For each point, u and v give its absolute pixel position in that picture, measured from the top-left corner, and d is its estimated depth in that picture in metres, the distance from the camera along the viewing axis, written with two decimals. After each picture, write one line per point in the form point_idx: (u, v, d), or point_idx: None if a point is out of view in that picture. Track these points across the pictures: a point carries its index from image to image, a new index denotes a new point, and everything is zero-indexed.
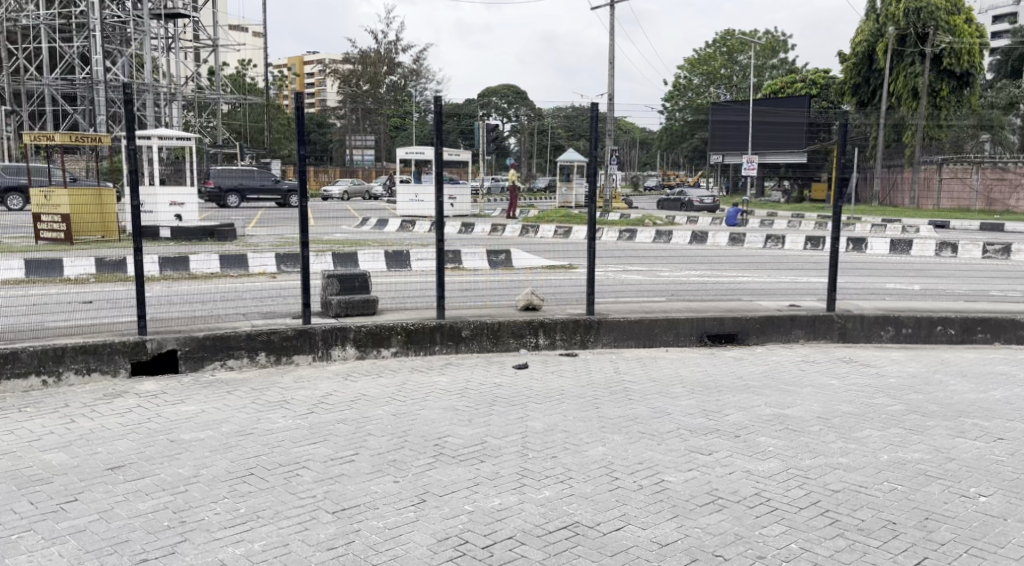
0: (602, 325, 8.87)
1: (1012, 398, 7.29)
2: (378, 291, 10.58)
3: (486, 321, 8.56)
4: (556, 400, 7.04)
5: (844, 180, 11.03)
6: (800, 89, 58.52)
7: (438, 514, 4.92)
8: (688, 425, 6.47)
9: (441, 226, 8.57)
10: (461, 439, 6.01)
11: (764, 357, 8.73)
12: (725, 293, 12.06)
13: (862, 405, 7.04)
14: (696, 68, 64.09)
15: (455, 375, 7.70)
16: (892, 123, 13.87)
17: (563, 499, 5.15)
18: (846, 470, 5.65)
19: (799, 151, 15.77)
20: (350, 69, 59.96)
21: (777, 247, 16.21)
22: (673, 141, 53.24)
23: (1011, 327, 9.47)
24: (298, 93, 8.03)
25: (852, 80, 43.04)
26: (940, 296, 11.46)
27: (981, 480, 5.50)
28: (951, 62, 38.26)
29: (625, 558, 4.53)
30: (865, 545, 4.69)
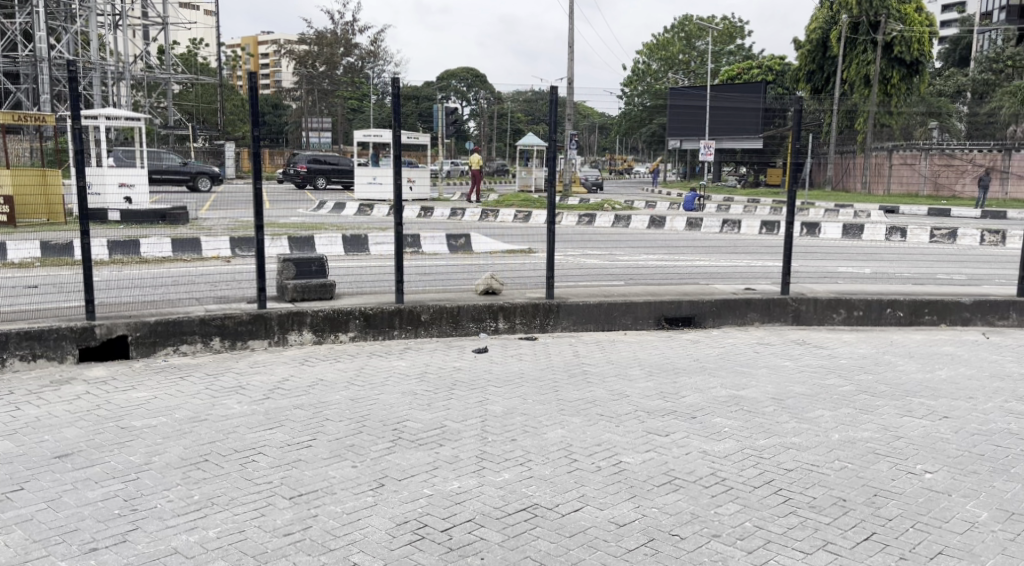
0: (561, 309, 8.94)
1: (957, 378, 7.51)
2: (335, 275, 10.53)
3: (446, 305, 8.57)
4: (515, 383, 7.09)
5: (798, 165, 11.17)
6: (757, 75, 58.98)
7: (396, 498, 4.95)
8: (645, 406, 6.57)
9: (400, 210, 8.51)
10: (420, 423, 6.04)
11: (719, 340, 8.86)
12: (681, 277, 12.20)
13: (815, 386, 7.19)
14: (654, 53, 64.40)
15: (414, 359, 7.72)
16: (845, 110, 14.04)
17: (522, 481, 5.21)
18: (799, 449, 5.79)
19: (755, 137, 15.96)
20: (306, 49, 59.12)
21: (734, 231, 16.58)
22: (631, 126, 53.47)
23: (957, 308, 9.73)
24: (252, 72, 7.91)
25: (807, 67, 43.69)
26: (890, 279, 11.72)
27: (927, 457, 5.67)
28: (902, 51, 38.76)
29: (582, 538, 4.60)
30: (816, 521, 4.82)
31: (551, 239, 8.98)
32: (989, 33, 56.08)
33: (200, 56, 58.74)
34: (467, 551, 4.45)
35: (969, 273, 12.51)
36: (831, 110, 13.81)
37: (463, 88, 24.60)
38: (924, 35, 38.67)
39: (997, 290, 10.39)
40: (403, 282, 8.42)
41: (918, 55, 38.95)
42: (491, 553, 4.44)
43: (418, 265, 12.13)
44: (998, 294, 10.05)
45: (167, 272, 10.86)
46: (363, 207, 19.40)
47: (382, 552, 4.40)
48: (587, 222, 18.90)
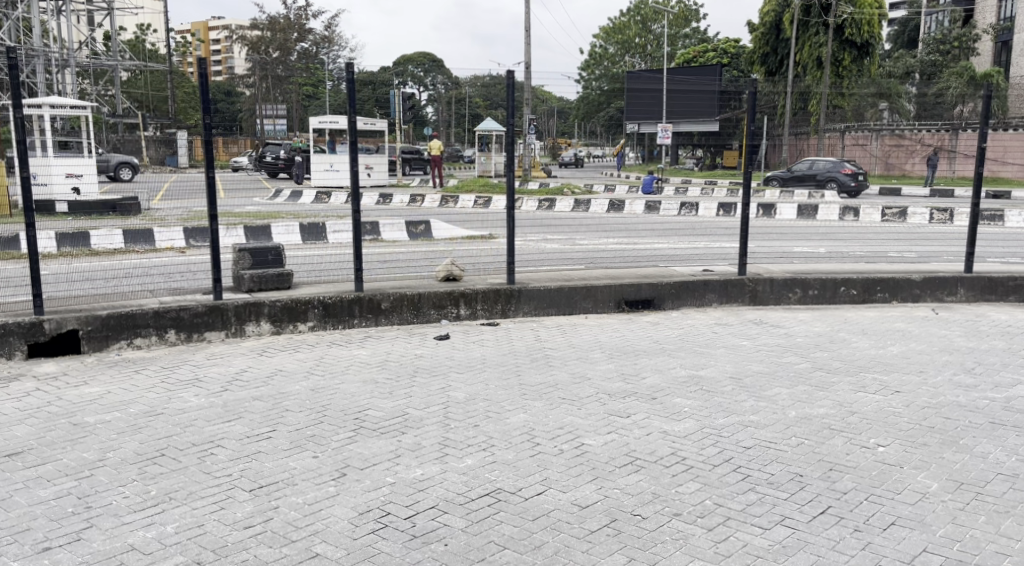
0: (522, 294, 8.97)
1: (908, 353, 7.69)
2: (293, 265, 10.44)
3: (407, 292, 8.56)
4: (477, 368, 7.13)
5: (753, 146, 11.29)
6: (711, 58, 59.42)
7: (359, 488, 4.95)
8: (606, 388, 6.64)
9: (358, 199, 8.44)
10: (382, 412, 6.04)
11: (679, 321, 8.96)
12: (640, 260, 12.28)
13: (771, 364, 7.32)
14: (611, 37, 64.40)
15: (376, 347, 7.70)
16: (799, 92, 14.25)
17: (485, 467, 5.24)
18: (757, 427, 5.89)
19: (710, 120, 16.11)
20: (259, 35, 58.11)
21: (691, 213, 16.47)
22: (589, 111, 53.51)
23: (907, 286, 9.94)
24: (202, 58, 7.80)
25: (761, 50, 44.12)
26: (844, 259, 11.93)
27: (880, 431, 5.80)
28: (852, 33, 39.44)
29: (546, 521, 4.64)
30: (774, 497, 4.91)
31: (511, 224, 8.97)
32: (935, 15, 56.94)
33: (148, 42, 57.37)
34: (430, 538, 4.47)
35: (921, 250, 12.77)
36: (785, 92, 14.02)
37: (421, 73, 24.47)
38: (874, 17, 39.25)
39: (945, 266, 10.65)
40: (361, 270, 8.38)
41: (868, 37, 39.49)
42: (455, 539, 4.47)
43: (376, 252, 12.10)
44: (947, 271, 10.30)
45: (119, 263, 10.63)
46: (321, 196, 19.15)
47: (345, 542, 4.40)
48: (547, 207, 18.87)
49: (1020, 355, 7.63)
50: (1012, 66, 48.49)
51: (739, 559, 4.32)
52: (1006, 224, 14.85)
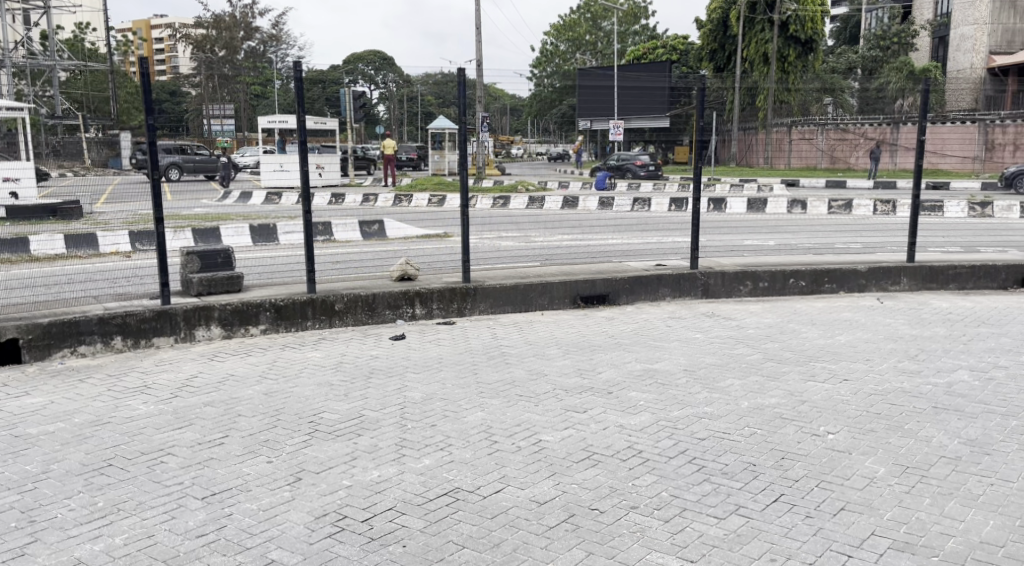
0: (478, 292, 8.98)
1: (855, 342, 7.85)
2: (245, 267, 10.31)
3: (361, 293, 8.51)
4: (434, 368, 7.12)
5: (702, 142, 11.38)
6: (660, 55, 59.98)
7: (314, 492, 4.92)
8: (563, 384, 6.68)
9: (310, 199, 8.37)
10: (337, 414, 6.00)
11: (634, 316, 9.04)
12: (594, 256, 12.34)
13: (724, 356, 7.43)
14: (562, 34, 64.68)
15: (330, 350, 7.65)
16: (747, 87, 14.43)
17: (443, 466, 5.24)
18: (710, 418, 5.96)
19: (660, 115, 16.25)
20: (203, 33, 57.06)
21: (643, 209, 16.67)
22: (541, 109, 53.63)
23: (853, 276, 10.14)
24: (144, 57, 7.65)
25: (709, 47, 44.67)
26: (792, 251, 12.13)
27: (830, 419, 5.92)
28: (796, 29, 40.00)
29: (504, 519, 4.66)
30: (729, 487, 4.99)
31: (464, 222, 8.95)
32: (875, 13, 58.33)
33: (87, 42, 55.93)
34: (389, 540, 4.46)
35: (865, 241, 13.08)
36: (733, 88, 14.22)
37: (371, 72, 24.33)
38: (817, 14, 39.98)
39: (889, 257, 10.88)
40: (314, 272, 8.31)
41: (812, 34, 40.33)
42: (413, 540, 4.47)
43: (330, 253, 12.01)
44: (891, 261, 10.54)
45: (64, 268, 10.40)
46: (271, 196, 18.86)
47: (301, 547, 4.38)
48: (502, 205, 18.91)
49: (960, 341, 7.84)
50: (949, 61, 49.87)
51: (695, 550, 4.38)
52: (947, 215, 15.23)
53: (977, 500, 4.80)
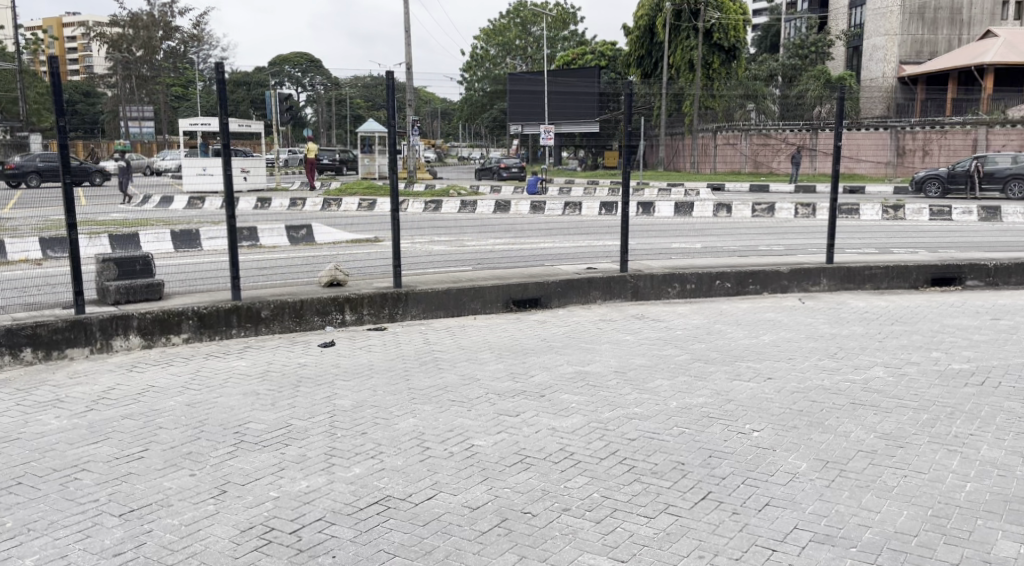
0: (409, 298, 8.91)
1: (779, 341, 8.04)
2: (167, 273, 10.02)
3: (288, 299, 8.37)
4: (365, 375, 7.03)
5: (631, 147, 11.49)
6: (589, 60, 60.70)
7: (240, 504, 4.82)
8: (496, 388, 6.68)
9: (233, 204, 8.18)
10: (264, 424, 5.89)
11: (566, 319, 9.09)
12: (525, 260, 12.34)
13: (653, 357, 7.51)
14: (491, 38, 64.71)
15: (256, 358, 7.50)
16: (673, 93, 14.62)
17: (374, 475, 5.18)
18: (641, 419, 6.03)
19: (590, 120, 16.35)
20: (119, 32, 55.12)
21: (575, 213, 16.44)
22: (472, 113, 53.53)
23: (776, 277, 10.38)
24: (54, 57, 7.40)
25: (636, 53, 45.25)
26: (717, 254, 12.34)
27: (754, 417, 6.04)
28: (719, 37, 40.92)
29: (436, 526, 4.63)
30: (658, 486, 5.05)
31: (395, 227, 8.86)
32: (794, 22, 59.99)
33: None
34: (318, 551, 4.39)
35: (787, 245, 13.41)
36: (660, 94, 14.41)
37: (298, 74, 23.94)
38: (740, 23, 40.95)
39: (810, 258, 11.19)
40: (238, 278, 8.15)
41: (735, 42, 41.36)
42: (343, 550, 4.41)
43: (257, 259, 11.77)
44: (811, 262, 10.81)
45: None
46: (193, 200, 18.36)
47: (226, 561, 4.28)
48: (433, 209, 18.79)
49: (877, 339, 8.09)
50: (864, 70, 51.57)
51: (626, 549, 4.41)
52: (863, 218, 15.78)
53: (892, 492, 4.95)
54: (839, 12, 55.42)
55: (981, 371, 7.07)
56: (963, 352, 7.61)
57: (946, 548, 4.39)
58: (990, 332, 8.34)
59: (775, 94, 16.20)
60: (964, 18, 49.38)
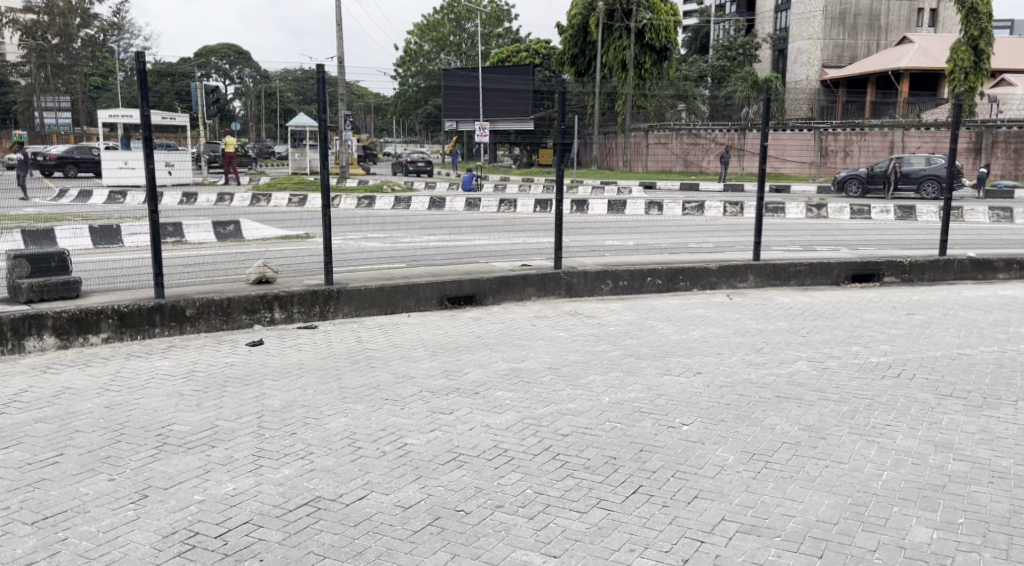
0: (342, 295, 8.78)
1: (708, 337, 8.15)
2: (86, 269, 9.71)
3: (215, 297, 8.17)
4: (294, 374, 6.90)
5: (564, 145, 11.51)
6: (524, 57, 61.10)
7: (162, 509, 4.67)
8: (429, 386, 6.62)
9: (156, 199, 7.96)
10: (188, 426, 5.73)
11: (500, 316, 9.07)
12: (459, 257, 12.30)
13: (586, 353, 7.54)
14: (425, 34, 64.26)
15: (180, 358, 7.30)
16: (606, 92, 14.71)
17: (303, 475, 5.08)
18: (574, 414, 6.04)
19: (524, 118, 16.36)
20: (37, 20, 53.03)
21: (510, 210, 16.52)
22: (406, 109, 53.13)
23: (705, 274, 10.53)
24: None
25: (570, 51, 45.55)
26: (649, 251, 12.48)
27: (684, 411, 6.10)
28: (651, 38, 41.37)
29: (367, 526, 4.56)
30: (591, 481, 5.06)
31: (326, 223, 8.70)
32: (723, 24, 61.15)
33: None
34: (245, 555, 4.28)
35: (716, 241, 13.63)
36: (594, 93, 14.49)
37: (226, 66, 23.38)
38: (670, 24, 41.49)
39: (737, 255, 11.39)
40: (161, 276, 7.93)
41: (666, 42, 41.88)
42: (271, 553, 4.30)
43: (183, 256, 11.49)
44: (739, 259, 11.00)
45: None
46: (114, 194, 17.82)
47: None
48: (367, 205, 18.58)
49: (802, 334, 8.27)
50: (789, 73, 52.86)
51: (559, 545, 4.40)
52: (787, 216, 16.12)
53: (815, 482, 5.05)
54: (765, 15, 56.72)
55: (898, 364, 7.26)
56: (881, 346, 7.82)
57: (864, 535, 4.49)
58: (906, 326, 8.59)
59: (705, 94, 16.49)
60: (881, 24, 51.23)
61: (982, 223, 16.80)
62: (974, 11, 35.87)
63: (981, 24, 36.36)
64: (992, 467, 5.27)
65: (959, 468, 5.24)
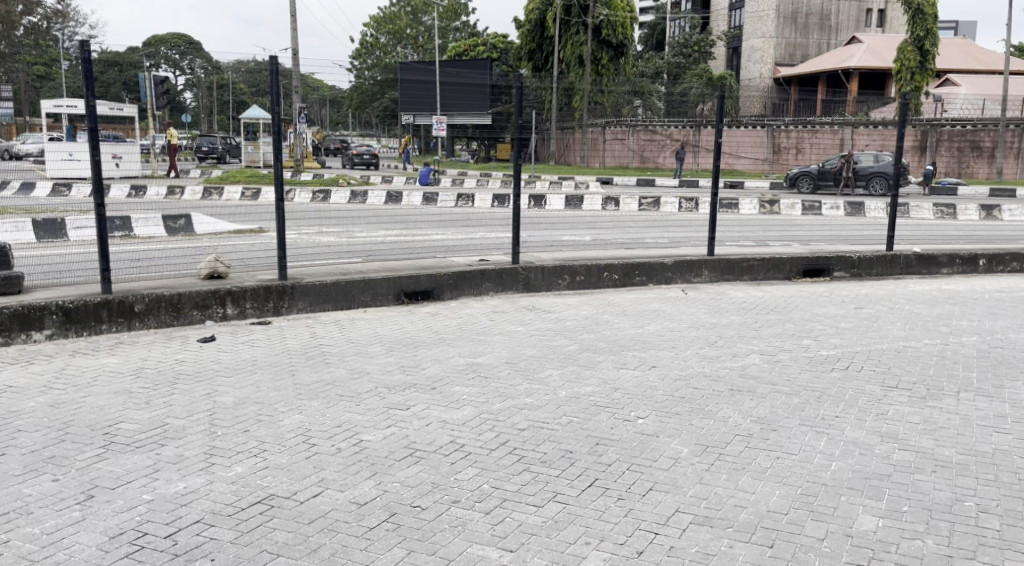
0: (296, 290, 8.67)
1: (664, 331, 8.20)
2: (29, 263, 9.46)
3: (164, 293, 8.02)
4: (247, 370, 6.81)
5: (521, 140, 11.48)
6: (482, 52, 61.02)
7: (109, 509, 4.57)
8: (386, 382, 6.57)
9: (103, 192, 7.77)
10: (137, 424, 5.61)
11: (457, 311, 9.03)
12: (416, 252, 12.23)
13: (544, 348, 7.54)
14: (382, 26, 63.75)
15: (128, 355, 7.15)
16: (564, 88, 14.69)
17: (256, 473, 5.00)
18: (531, 409, 6.03)
19: (481, 113, 16.33)
20: None
21: (468, 206, 16.74)
22: (362, 102, 52.60)
23: (661, 269, 10.59)
24: None
25: (527, 46, 45.52)
26: (605, 246, 12.52)
27: (640, 405, 6.13)
28: (608, 34, 41.53)
29: (322, 523, 4.51)
30: (547, 475, 5.05)
31: (279, 218, 8.57)
32: (678, 21, 61.61)
33: None
34: (195, 555, 4.20)
35: (671, 236, 13.74)
36: (552, 89, 14.51)
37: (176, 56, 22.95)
38: (627, 20, 41.68)
39: (692, 251, 11.45)
40: (108, 271, 7.75)
41: (622, 38, 42.04)
42: (223, 553, 4.23)
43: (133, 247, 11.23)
44: (693, 255, 11.09)
45: None
46: None
47: None
48: (321, 199, 18.43)
49: (754, 328, 8.36)
50: (742, 70, 53.44)
51: (515, 539, 4.39)
52: (741, 212, 16.41)
53: (766, 473, 5.11)
54: (720, 13, 57.25)
55: (846, 357, 7.37)
56: (831, 339, 7.95)
57: (814, 524, 4.55)
58: (855, 320, 8.74)
59: (661, 91, 16.61)
60: (831, 23, 52.32)
61: (928, 219, 17.17)
62: (920, 12, 36.47)
63: (927, 25, 37.00)
64: (935, 456, 5.38)
65: (904, 458, 5.34)
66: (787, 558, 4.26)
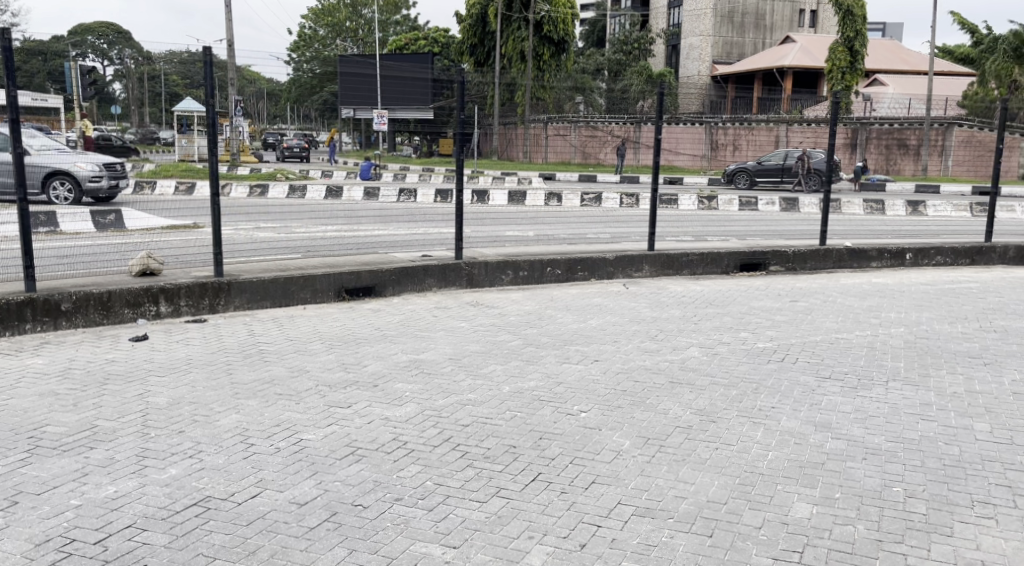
0: (232, 288, 8.46)
1: (606, 325, 8.23)
2: None
3: (92, 290, 7.76)
4: (182, 369, 6.62)
5: (463, 135, 11.38)
6: (423, 46, 60.61)
7: (35, 515, 4.39)
8: (326, 380, 6.45)
9: (24, 187, 7.47)
10: (64, 427, 5.41)
11: (400, 307, 8.93)
12: (356, 248, 12.08)
13: (487, 343, 7.49)
14: (320, 19, 62.86)
15: (55, 355, 6.90)
16: (506, 82, 14.65)
17: (192, 475, 4.86)
18: (474, 405, 5.98)
19: (422, 106, 16.24)
20: None
21: (410, 200, 16.42)
22: (301, 96, 51.86)
23: (602, 264, 10.63)
24: None
25: (468, 41, 45.36)
26: (548, 241, 12.54)
27: (583, 399, 6.12)
28: (549, 30, 41.69)
29: (261, 524, 4.39)
30: (490, 471, 5.01)
31: (214, 213, 8.35)
32: (618, 18, 62.10)
33: None
34: (126, 561, 4.06)
35: (612, 232, 13.85)
36: (494, 83, 14.50)
37: (105, 46, 22.27)
38: (568, 16, 41.78)
39: (633, 246, 11.51)
40: (32, 268, 7.47)
41: (563, 35, 42.18)
42: (156, 557, 4.09)
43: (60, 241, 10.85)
44: (634, 250, 11.16)
45: None
46: None
47: None
48: (260, 194, 18.13)
49: (694, 321, 8.44)
50: (680, 68, 54.09)
51: (457, 535, 4.33)
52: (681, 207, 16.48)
53: (706, 464, 5.14)
54: (659, 10, 57.86)
55: (782, 349, 7.48)
56: (767, 332, 8.05)
57: (752, 513, 4.59)
58: (790, 313, 8.87)
59: (601, 86, 16.67)
60: (766, 23, 53.29)
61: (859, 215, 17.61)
62: (850, 13, 37.32)
63: (857, 25, 37.87)
64: (866, 444, 5.47)
65: (837, 446, 5.43)
66: (726, 546, 4.28)
